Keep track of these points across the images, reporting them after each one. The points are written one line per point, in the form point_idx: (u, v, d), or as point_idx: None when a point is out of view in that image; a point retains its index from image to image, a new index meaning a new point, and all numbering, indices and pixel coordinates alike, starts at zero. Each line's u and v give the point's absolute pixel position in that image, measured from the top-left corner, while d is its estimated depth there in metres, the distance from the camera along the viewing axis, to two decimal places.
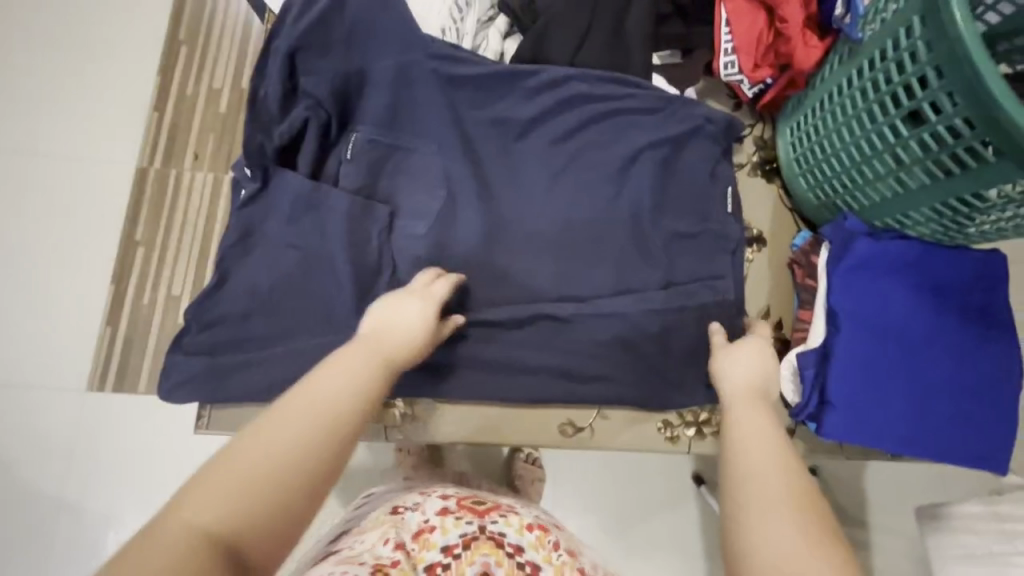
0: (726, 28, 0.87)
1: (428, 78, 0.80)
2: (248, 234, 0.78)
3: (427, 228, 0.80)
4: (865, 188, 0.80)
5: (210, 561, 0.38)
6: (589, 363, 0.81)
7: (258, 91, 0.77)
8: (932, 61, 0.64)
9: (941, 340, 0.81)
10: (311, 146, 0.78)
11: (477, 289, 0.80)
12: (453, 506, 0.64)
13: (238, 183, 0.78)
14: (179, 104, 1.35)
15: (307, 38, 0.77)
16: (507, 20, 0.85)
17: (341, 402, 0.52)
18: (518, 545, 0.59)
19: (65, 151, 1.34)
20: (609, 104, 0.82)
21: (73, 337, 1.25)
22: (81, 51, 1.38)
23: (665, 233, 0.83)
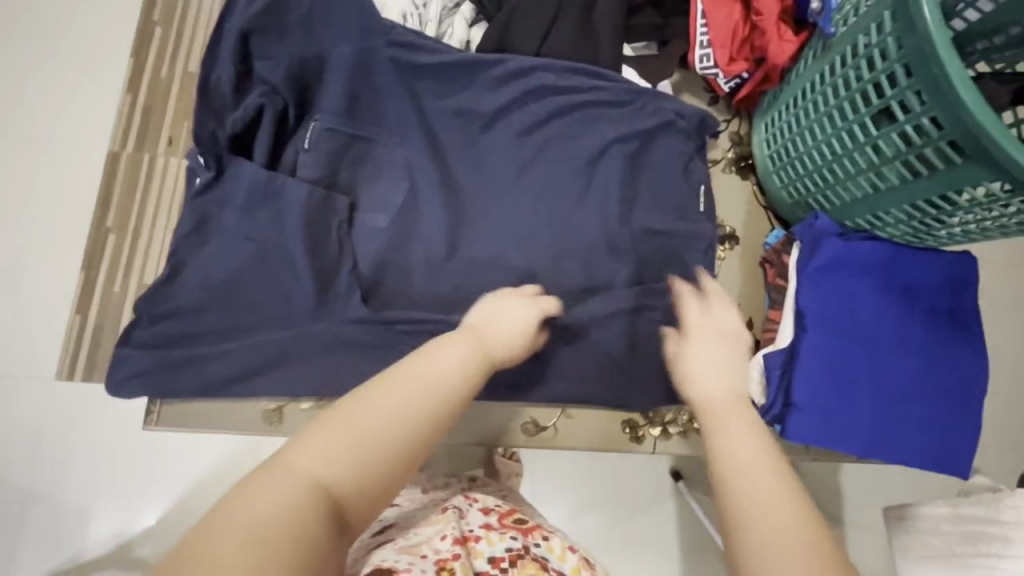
0: (702, 20, 0.85)
1: (388, 66, 0.77)
2: (204, 224, 0.74)
3: (389, 220, 0.78)
4: (836, 188, 0.79)
5: (317, 515, 0.38)
6: (558, 363, 0.79)
7: (209, 77, 0.74)
8: (901, 59, 0.62)
9: (909, 343, 0.80)
10: (266, 135, 0.75)
11: (442, 283, 0.77)
12: (497, 521, 0.62)
13: (192, 172, 0.74)
14: (152, 87, 1.30)
15: (260, 21, 0.75)
16: (472, 7, 0.82)
17: (452, 379, 0.48)
18: (560, 573, 0.58)
19: (32, 135, 1.29)
20: (577, 97, 0.80)
21: (41, 326, 1.22)
22: (51, 30, 1.33)
23: (635, 229, 0.81)
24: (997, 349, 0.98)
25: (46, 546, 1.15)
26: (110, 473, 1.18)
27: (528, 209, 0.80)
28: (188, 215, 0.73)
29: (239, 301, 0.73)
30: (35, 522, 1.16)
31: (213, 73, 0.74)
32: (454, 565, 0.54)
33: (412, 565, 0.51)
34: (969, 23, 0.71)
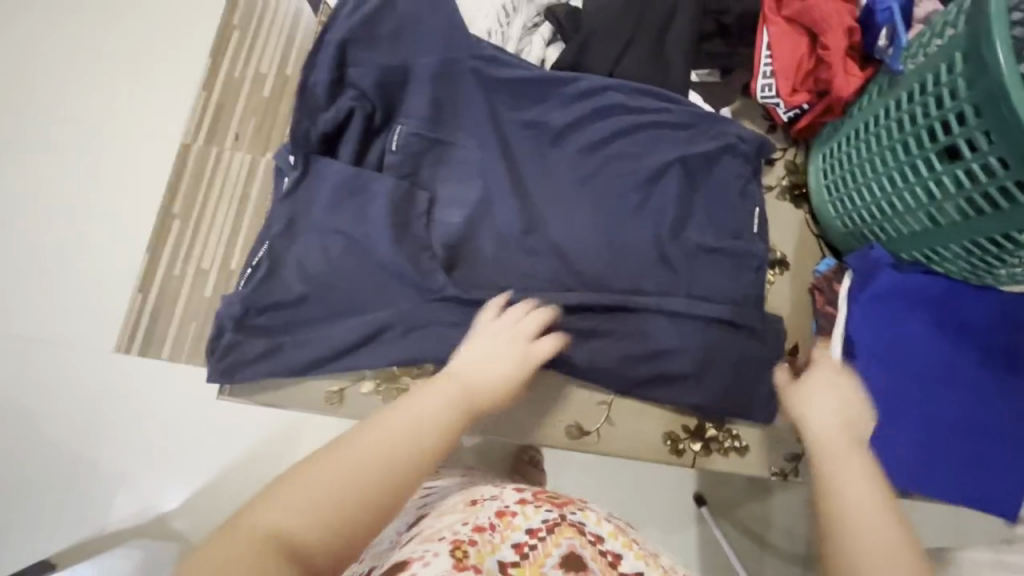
0: (767, 52, 0.89)
1: (468, 77, 0.83)
2: (293, 224, 0.79)
3: (463, 217, 0.82)
4: (894, 221, 0.80)
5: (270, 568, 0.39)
6: (605, 370, 0.81)
7: (307, 78, 0.81)
8: (971, 99, 0.64)
9: (962, 379, 0.80)
10: (355, 134, 0.81)
11: (507, 276, 0.81)
12: (531, 494, 0.61)
13: (281, 171, 0.81)
14: (226, 87, 1.41)
15: (358, 31, 0.81)
16: (551, 28, 0.88)
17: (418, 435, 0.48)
18: (598, 535, 0.57)
19: (118, 126, 1.41)
20: (643, 118, 0.84)
21: (108, 301, 1.31)
22: (137, 31, 1.46)
23: (689, 247, 0.84)
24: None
25: (104, 509, 1.25)
26: (162, 444, 1.26)
27: (589, 221, 0.83)
28: (280, 212, 0.79)
29: (327, 290, 0.79)
30: (93, 483, 1.25)
31: (310, 75, 0.81)
32: (467, 547, 0.53)
33: (422, 554, 0.52)
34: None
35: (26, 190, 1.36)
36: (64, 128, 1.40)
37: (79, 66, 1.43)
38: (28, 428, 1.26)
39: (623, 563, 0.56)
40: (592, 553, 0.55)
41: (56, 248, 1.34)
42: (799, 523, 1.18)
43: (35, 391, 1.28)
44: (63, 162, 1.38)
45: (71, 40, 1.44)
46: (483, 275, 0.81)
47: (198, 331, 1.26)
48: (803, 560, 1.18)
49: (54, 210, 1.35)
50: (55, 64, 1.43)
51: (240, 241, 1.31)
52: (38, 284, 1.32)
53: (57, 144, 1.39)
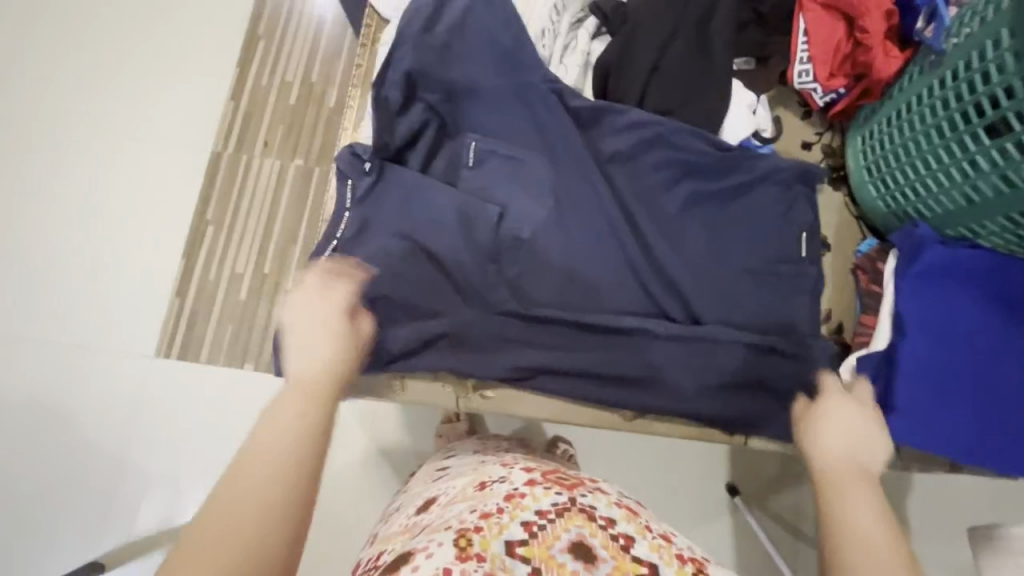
0: (804, 38, 0.91)
1: (538, 101, 0.84)
2: (364, 229, 0.82)
3: (531, 232, 0.84)
4: (940, 197, 0.82)
5: None
6: (654, 353, 0.84)
7: (379, 93, 0.81)
8: (1021, 72, 0.66)
9: (1009, 353, 0.81)
10: (427, 142, 0.85)
11: (577, 289, 0.84)
12: (539, 477, 0.67)
13: (344, 174, 0.83)
14: (253, 95, 1.46)
15: (430, 49, 0.82)
16: (596, 21, 0.89)
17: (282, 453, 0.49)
18: (610, 518, 0.61)
19: (148, 135, 1.45)
20: (688, 107, 0.85)
21: (144, 306, 1.36)
22: (162, 41, 1.49)
23: (721, 235, 0.88)
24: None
25: (146, 509, 1.27)
26: (201, 443, 1.29)
27: (646, 217, 0.86)
28: (351, 217, 0.82)
29: (392, 297, 0.80)
30: (136, 483, 1.28)
31: (382, 90, 0.81)
32: (473, 534, 0.57)
33: (429, 543, 0.57)
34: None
35: (60, 199, 1.40)
36: (95, 138, 1.44)
37: (106, 77, 1.47)
38: (71, 432, 1.30)
39: (635, 545, 0.59)
40: (603, 540, 0.59)
41: (92, 256, 1.38)
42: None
43: (75, 394, 1.31)
44: (95, 172, 1.42)
45: (98, 51, 1.48)
46: (553, 289, 0.84)
47: (233, 333, 1.34)
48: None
49: (88, 218, 1.40)
50: (85, 75, 1.47)
51: (272, 247, 1.38)
52: (75, 291, 1.36)
53: (88, 153, 1.43)
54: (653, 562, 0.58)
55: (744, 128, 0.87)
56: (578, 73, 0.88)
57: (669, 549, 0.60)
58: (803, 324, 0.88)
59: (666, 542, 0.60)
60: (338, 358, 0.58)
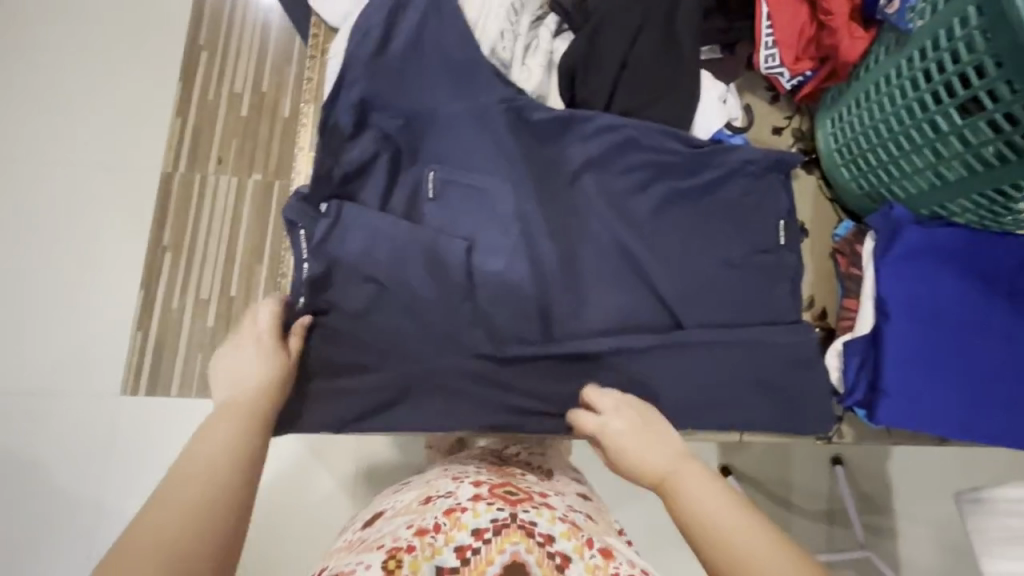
0: (767, 22, 0.88)
1: (496, 121, 0.79)
2: (329, 273, 0.79)
3: (503, 261, 0.82)
4: (914, 177, 0.81)
5: None
6: (642, 356, 0.82)
7: (328, 118, 0.77)
8: (991, 50, 0.64)
9: (986, 327, 0.82)
10: (382, 172, 0.80)
11: (559, 302, 0.84)
12: (484, 492, 0.64)
13: (294, 224, 0.78)
14: (201, 108, 1.38)
15: (378, 63, 0.76)
16: (557, 19, 0.84)
17: (233, 449, 0.54)
18: (549, 535, 0.59)
19: (90, 163, 1.35)
20: (661, 101, 0.82)
21: (105, 343, 1.28)
22: (95, 57, 1.39)
23: (694, 232, 0.87)
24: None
25: None
26: None
27: (623, 229, 0.85)
28: (312, 263, 0.78)
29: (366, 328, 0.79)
30: (106, 534, 1.20)
31: (331, 113, 0.76)
32: (403, 556, 0.55)
33: (356, 565, 0.55)
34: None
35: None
36: (30, 167, 1.34)
37: (37, 101, 1.36)
38: (36, 486, 1.22)
39: (569, 566, 0.56)
40: (538, 558, 0.57)
41: (40, 295, 1.29)
42: (823, 482, 1.23)
43: (39, 444, 1.23)
44: (34, 204, 1.32)
45: (27, 76, 1.37)
46: (532, 309, 0.82)
47: (204, 362, 1.28)
48: (825, 514, 1.23)
49: (31, 255, 1.30)
50: (11, 101, 1.36)
51: (236, 268, 1.32)
52: (28, 335, 1.27)
53: (25, 183, 1.33)
54: None
55: (718, 119, 0.85)
56: (541, 74, 0.81)
57: (607, 568, 0.56)
58: (789, 313, 0.88)
59: (604, 561, 0.57)
60: (274, 381, 0.66)
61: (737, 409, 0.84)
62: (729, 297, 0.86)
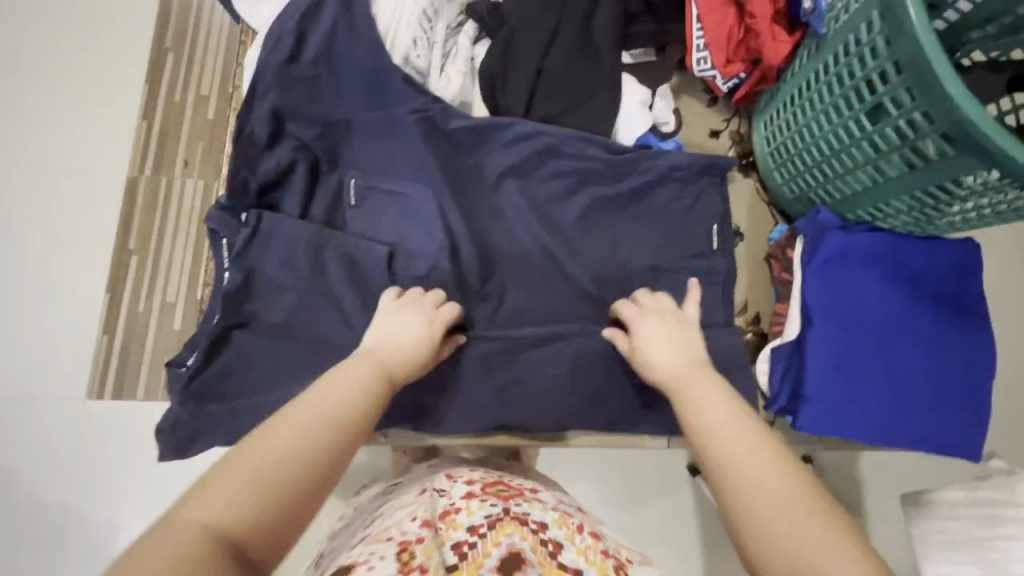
0: (699, 24, 0.88)
1: (410, 129, 0.79)
2: (250, 280, 0.78)
3: (427, 267, 0.81)
4: (837, 182, 0.80)
5: (217, 560, 0.38)
6: (562, 359, 0.83)
7: (243, 126, 0.76)
8: (891, 56, 0.64)
9: (912, 331, 0.82)
10: (298, 185, 0.79)
11: (484, 309, 0.84)
12: (478, 489, 0.60)
13: (216, 233, 0.79)
14: (171, 109, 1.28)
15: (294, 71, 0.76)
16: (476, 26, 0.84)
17: (351, 402, 0.52)
18: (541, 523, 0.55)
19: (40, 167, 1.24)
20: (579, 108, 0.82)
21: (69, 346, 1.17)
22: (59, 50, 1.28)
23: (620, 238, 0.87)
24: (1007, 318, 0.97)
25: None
26: (140, 495, 1.11)
27: (546, 235, 0.85)
28: (233, 272, 0.77)
29: (290, 340, 0.79)
30: (67, 554, 1.09)
31: (246, 123, 0.76)
32: (415, 548, 0.51)
33: (369, 555, 0.51)
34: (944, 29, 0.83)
35: None
36: None
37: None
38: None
39: (563, 553, 0.53)
40: (532, 545, 0.53)
41: None
42: None
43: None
44: None
45: None
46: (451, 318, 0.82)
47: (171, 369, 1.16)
48: None
49: None
50: None
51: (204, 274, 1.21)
52: None
53: None
54: (578, 568, 0.52)
55: (643, 122, 0.84)
56: (461, 81, 0.82)
57: (596, 547, 0.54)
58: (722, 320, 0.86)
59: (594, 541, 0.55)
60: (412, 360, 0.65)
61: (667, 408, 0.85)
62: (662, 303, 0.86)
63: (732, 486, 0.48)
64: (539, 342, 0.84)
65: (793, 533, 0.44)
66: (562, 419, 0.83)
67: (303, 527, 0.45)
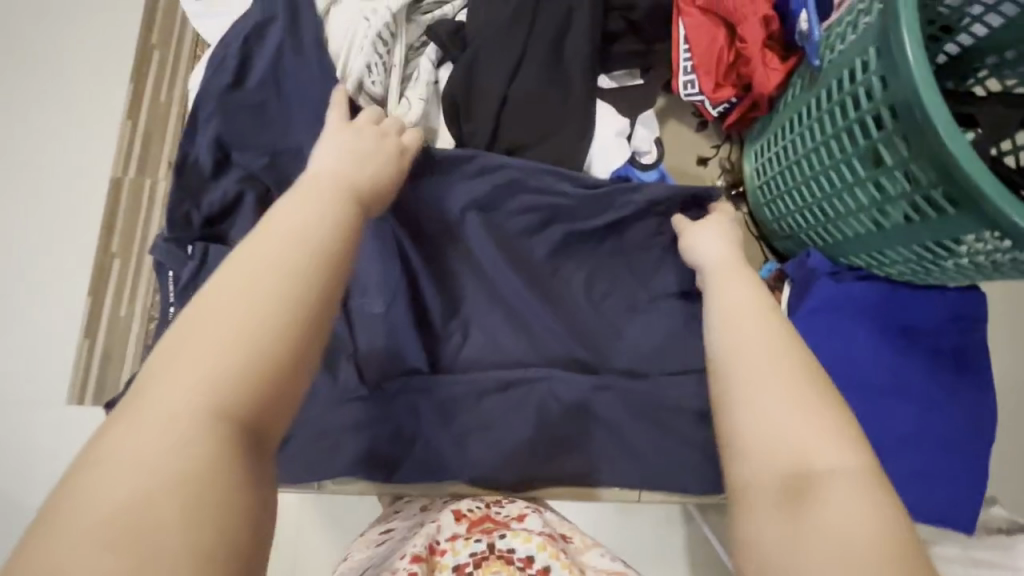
0: (685, 45, 0.81)
1: None
2: None
3: (385, 305, 0.77)
4: (829, 226, 0.74)
5: (213, 438, 0.37)
6: (528, 406, 0.77)
7: (186, 156, 0.73)
8: (887, 101, 0.57)
9: (906, 388, 0.75)
10: (244, 219, 0.74)
11: (448, 349, 0.79)
12: (464, 528, 0.58)
13: (163, 266, 0.74)
14: (157, 108, 1.17)
15: (240, 96, 0.71)
16: (437, 49, 0.79)
17: (308, 236, 0.46)
18: (528, 558, 0.54)
19: (14, 167, 1.14)
20: (546, 141, 0.78)
21: (42, 360, 1.07)
22: (39, 43, 1.18)
23: (595, 277, 0.81)
24: (1009, 363, 0.91)
25: None
26: None
27: (515, 273, 0.78)
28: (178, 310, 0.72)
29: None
30: None
31: (189, 152, 0.73)
32: None
33: None
34: (953, 55, 0.74)
35: None
36: None
37: None
38: None
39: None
40: None
41: None
42: None
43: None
44: None
45: None
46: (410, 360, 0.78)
47: None
48: None
49: None
50: None
51: None
52: None
53: None
54: None
55: (618, 154, 0.80)
56: (423, 106, 0.76)
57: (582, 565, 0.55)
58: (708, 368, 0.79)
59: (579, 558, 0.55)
60: (380, 178, 0.59)
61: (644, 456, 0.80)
62: (640, 348, 0.80)
63: (739, 397, 0.48)
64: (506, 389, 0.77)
65: (794, 431, 0.45)
66: (532, 472, 0.76)
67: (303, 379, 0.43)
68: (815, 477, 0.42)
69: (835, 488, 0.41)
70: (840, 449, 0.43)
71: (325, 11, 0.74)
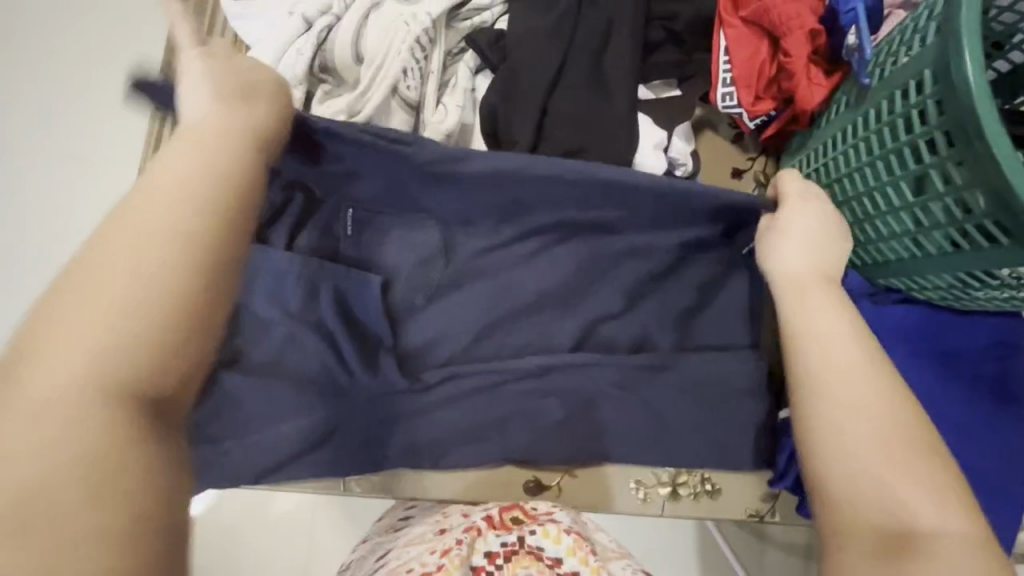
0: (725, 57, 0.79)
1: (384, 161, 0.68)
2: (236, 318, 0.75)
3: (425, 300, 0.81)
4: (870, 247, 0.72)
5: (108, 416, 0.35)
6: (555, 415, 0.77)
7: None
8: (942, 125, 0.56)
9: (943, 414, 0.74)
10: (284, 226, 0.76)
11: (479, 348, 0.80)
12: (497, 515, 0.59)
13: None
14: None
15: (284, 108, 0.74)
16: (475, 56, 0.80)
17: (186, 184, 0.43)
18: (556, 558, 0.53)
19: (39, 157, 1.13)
20: (587, 151, 0.76)
21: None
22: None
23: (627, 288, 0.80)
24: None
25: None
26: None
27: (547, 279, 0.80)
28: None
29: (278, 379, 0.75)
30: None
31: None
32: None
33: None
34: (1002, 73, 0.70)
35: None
36: None
37: None
38: None
39: None
40: None
41: None
42: None
43: None
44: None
45: None
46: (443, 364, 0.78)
47: None
48: None
49: None
50: None
51: None
52: None
53: None
54: None
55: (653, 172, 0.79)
56: (458, 115, 0.76)
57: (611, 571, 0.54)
58: (736, 382, 0.78)
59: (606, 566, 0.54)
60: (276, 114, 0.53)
61: (670, 468, 0.80)
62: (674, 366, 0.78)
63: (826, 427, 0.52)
64: (533, 395, 0.77)
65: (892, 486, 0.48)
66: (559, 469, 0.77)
67: (211, 346, 0.41)
68: (917, 534, 0.46)
69: (939, 546, 0.45)
70: (937, 505, 0.47)
71: (365, 16, 0.74)
